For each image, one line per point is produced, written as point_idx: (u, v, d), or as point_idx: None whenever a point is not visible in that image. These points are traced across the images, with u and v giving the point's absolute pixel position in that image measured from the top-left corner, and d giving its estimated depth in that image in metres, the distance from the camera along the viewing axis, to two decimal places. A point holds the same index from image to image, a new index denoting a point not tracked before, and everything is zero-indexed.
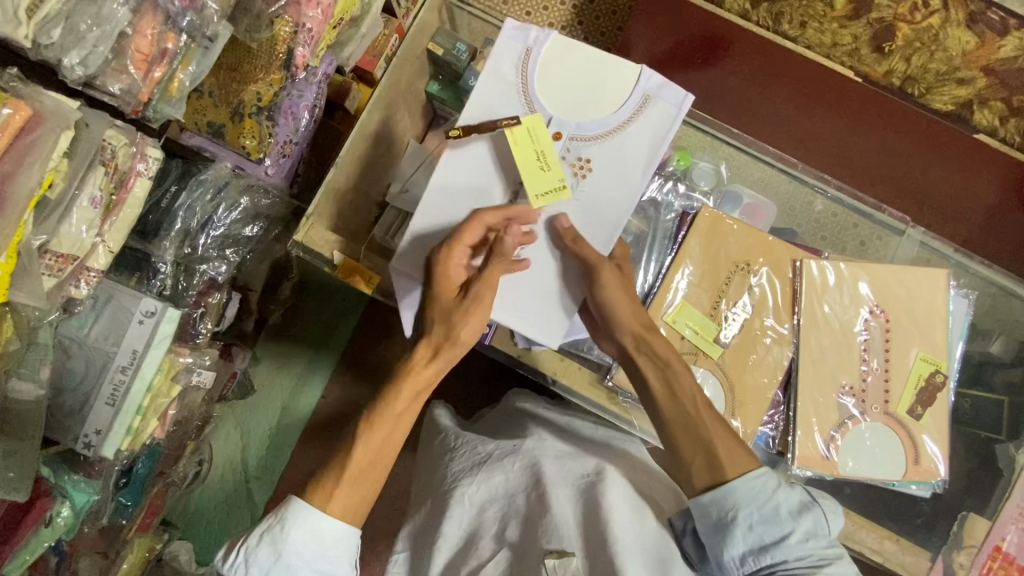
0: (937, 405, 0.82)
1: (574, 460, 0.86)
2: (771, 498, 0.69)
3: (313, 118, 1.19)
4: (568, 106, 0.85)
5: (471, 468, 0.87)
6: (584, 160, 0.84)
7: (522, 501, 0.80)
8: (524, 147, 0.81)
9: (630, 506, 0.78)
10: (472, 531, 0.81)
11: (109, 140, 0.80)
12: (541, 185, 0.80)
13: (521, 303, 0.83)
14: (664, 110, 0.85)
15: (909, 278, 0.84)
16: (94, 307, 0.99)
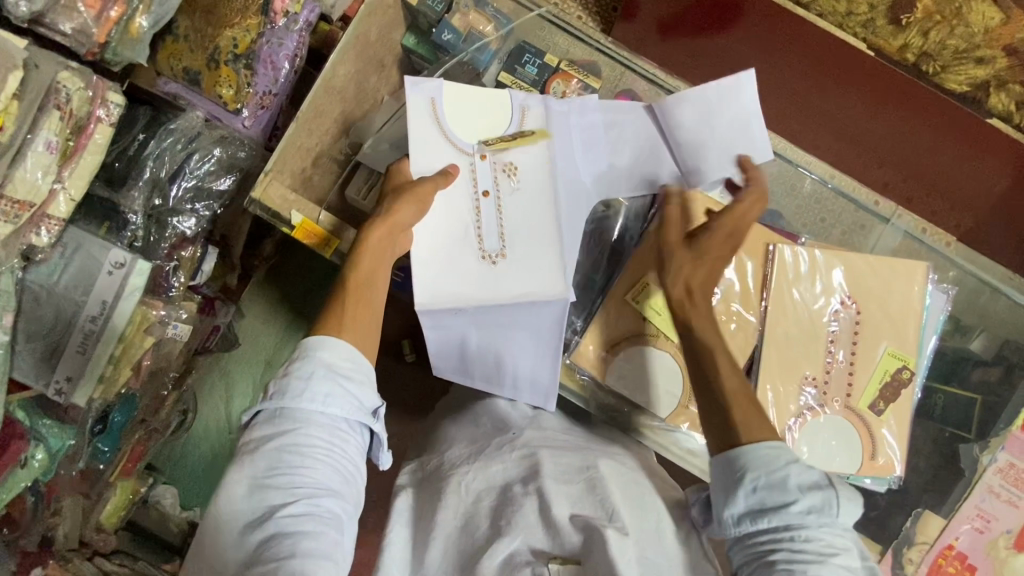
0: (900, 402, 0.74)
1: (569, 453, 0.81)
2: (783, 466, 0.61)
3: (295, 68, 1.13)
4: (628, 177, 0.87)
5: (469, 455, 0.83)
6: (508, 162, 0.81)
7: (517, 492, 0.75)
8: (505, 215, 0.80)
9: (627, 498, 0.75)
10: (466, 519, 0.76)
11: (62, 83, 0.78)
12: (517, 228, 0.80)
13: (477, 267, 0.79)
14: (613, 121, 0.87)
15: (884, 269, 0.76)
16: (64, 254, 0.98)
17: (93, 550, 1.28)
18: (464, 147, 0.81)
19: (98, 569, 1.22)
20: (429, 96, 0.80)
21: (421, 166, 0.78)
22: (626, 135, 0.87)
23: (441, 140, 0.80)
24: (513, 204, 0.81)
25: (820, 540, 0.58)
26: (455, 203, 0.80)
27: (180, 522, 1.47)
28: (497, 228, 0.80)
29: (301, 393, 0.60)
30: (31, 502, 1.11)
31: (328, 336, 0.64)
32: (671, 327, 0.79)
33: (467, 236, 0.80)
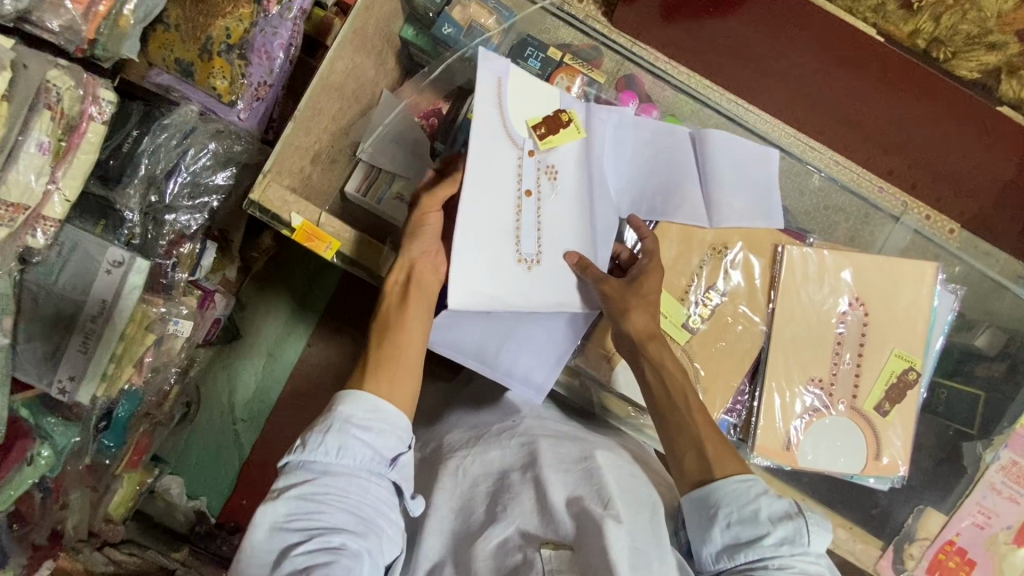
0: (906, 403, 0.74)
1: (567, 440, 0.76)
2: (754, 501, 0.62)
3: (290, 58, 1.11)
4: (666, 195, 0.79)
5: (466, 441, 0.79)
6: (550, 164, 0.74)
7: (514, 481, 0.72)
8: (545, 227, 0.73)
9: (628, 486, 0.71)
10: (463, 503, 0.73)
11: (52, 81, 0.76)
12: (555, 228, 0.74)
13: (520, 277, 0.72)
14: (647, 136, 0.80)
15: (893, 269, 0.75)
16: (60, 254, 0.96)
17: (103, 540, 1.29)
18: (515, 138, 0.73)
19: (106, 558, 1.22)
20: (496, 76, 0.72)
21: (468, 152, 0.70)
22: (665, 158, 0.80)
23: (495, 130, 0.72)
24: (553, 210, 0.74)
25: (794, 568, 0.58)
26: (496, 199, 0.72)
27: (186, 511, 1.49)
28: (536, 230, 0.73)
29: (319, 446, 0.60)
30: (39, 498, 1.13)
31: (351, 389, 0.63)
32: (678, 329, 0.74)
33: (505, 236, 0.72)
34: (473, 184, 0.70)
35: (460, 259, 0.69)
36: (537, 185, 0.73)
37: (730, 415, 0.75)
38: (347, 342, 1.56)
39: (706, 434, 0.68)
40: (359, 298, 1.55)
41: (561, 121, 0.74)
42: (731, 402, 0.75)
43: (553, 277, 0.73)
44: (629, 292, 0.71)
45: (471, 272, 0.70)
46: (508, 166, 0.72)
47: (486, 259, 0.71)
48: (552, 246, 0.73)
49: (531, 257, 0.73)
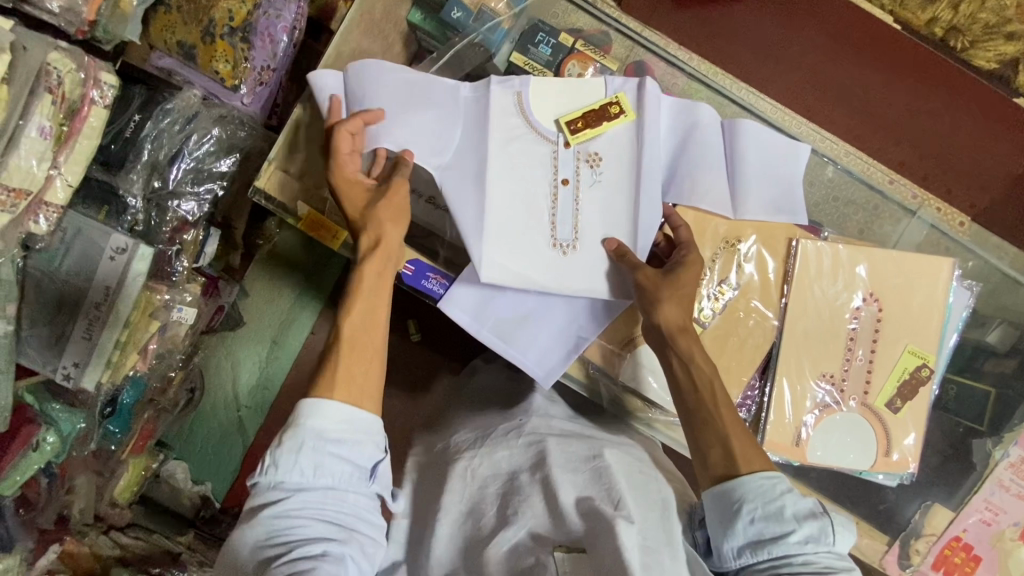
0: (918, 400, 0.74)
1: (576, 440, 0.77)
2: (778, 496, 0.62)
3: (293, 42, 1.07)
4: (696, 176, 0.77)
5: (474, 440, 0.79)
6: (593, 153, 0.78)
7: (524, 482, 0.72)
8: (580, 213, 0.77)
9: (636, 483, 0.71)
10: (472, 505, 0.73)
11: (52, 64, 0.74)
12: (587, 214, 0.77)
13: (552, 258, 0.77)
14: (677, 119, 0.79)
15: (908, 264, 0.74)
16: (64, 241, 0.96)
17: (109, 524, 1.30)
18: (547, 134, 0.78)
19: (114, 541, 1.25)
20: (516, 91, 0.78)
21: (499, 146, 0.77)
22: (695, 145, 0.78)
23: (526, 130, 0.78)
24: (592, 197, 0.77)
25: (817, 563, 0.60)
26: (531, 188, 0.77)
27: (191, 496, 1.51)
28: (573, 215, 0.77)
29: (292, 466, 0.60)
30: (45, 482, 1.13)
31: (318, 398, 0.62)
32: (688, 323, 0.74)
33: (541, 221, 0.77)
34: (502, 179, 0.77)
35: (491, 240, 0.75)
36: (576, 173, 0.77)
37: (740, 412, 0.75)
38: None
39: (721, 434, 0.67)
40: None
41: (606, 111, 0.77)
42: (741, 398, 0.74)
43: (587, 261, 0.77)
44: (664, 283, 0.71)
45: (503, 251, 0.76)
46: (544, 158, 0.78)
47: (521, 240, 0.77)
48: (586, 232, 0.77)
49: (565, 240, 0.77)
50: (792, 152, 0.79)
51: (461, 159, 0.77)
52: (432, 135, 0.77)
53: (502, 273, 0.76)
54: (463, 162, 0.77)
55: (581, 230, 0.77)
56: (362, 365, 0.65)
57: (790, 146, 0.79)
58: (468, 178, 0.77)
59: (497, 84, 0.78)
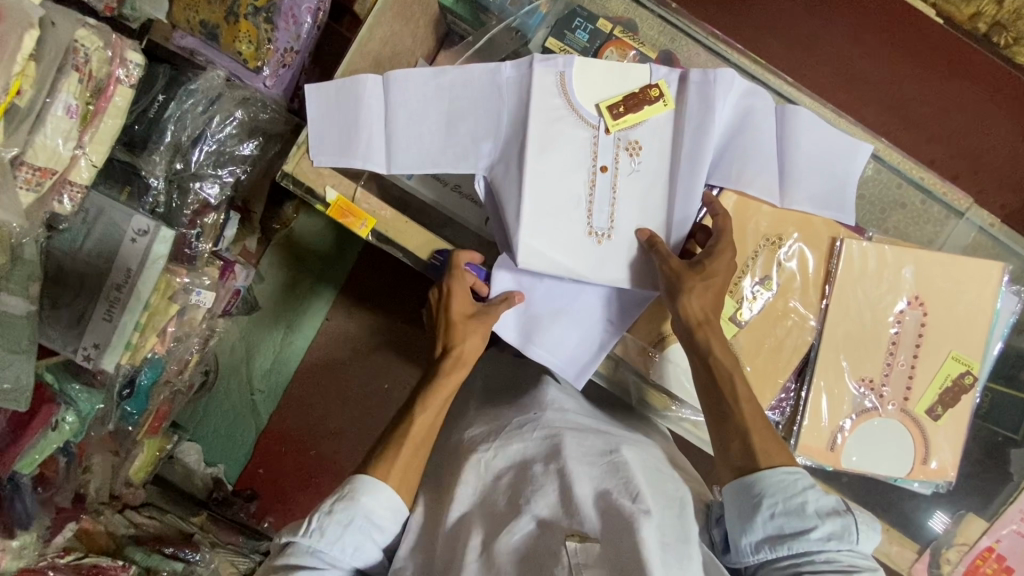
0: (960, 408, 0.72)
1: (592, 434, 0.74)
2: (799, 492, 0.61)
3: (318, 23, 1.06)
4: (745, 167, 0.74)
5: (488, 434, 0.78)
6: (633, 140, 0.75)
7: (538, 472, 0.70)
8: (618, 201, 0.75)
9: (651, 476, 0.70)
10: (484, 495, 0.71)
11: (80, 42, 0.73)
12: (625, 204, 0.75)
13: (586, 248, 0.75)
14: (736, 101, 0.75)
15: (958, 267, 0.72)
16: (86, 221, 0.95)
17: (124, 503, 1.32)
18: (588, 118, 0.75)
19: (128, 521, 1.28)
20: (559, 71, 0.75)
21: (538, 127, 0.74)
22: (747, 131, 0.75)
23: (566, 112, 0.75)
24: (630, 185, 0.75)
25: (841, 562, 0.58)
26: (569, 175, 0.75)
27: (204, 477, 1.53)
28: (609, 204, 0.75)
29: (338, 540, 0.64)
30: (63, 462, 1.13)
31: (370, 479, 0.67)
32: (726, 322, 0.72)
33: (576, 208, 0.75)
34: (541, 164, 0.74)
35: (524, 227, 0.73)
36: (615, 160, 0.75)
37: (773, 413, 0.74)
38: (365, 316, 1.56)
39: (756, 435, 0.65)
40: (381, 272, 1.54)
41: (645, 95, 0.75)
42: (776, 399, 0.73)
43: (620, 252, 0.75)
44: (692, 273, 0.68)
45: (538, 238, 0.74)
46: (582, 144, 0.75)
47: (554, 226, 0.74)
48: (622, 220, 0.75)
49: (601, 228, 0.75)
50: (847, 146, 0.77)
51: (494, 147, 0.76)
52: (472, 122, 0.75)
53: (537, 259, 0.74)
54: (502, 147, 0.76)
55: (617, 219, 0.75)
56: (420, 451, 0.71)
57: (846, 141, 0.77)
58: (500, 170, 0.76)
59: (539, 63, 0.75)
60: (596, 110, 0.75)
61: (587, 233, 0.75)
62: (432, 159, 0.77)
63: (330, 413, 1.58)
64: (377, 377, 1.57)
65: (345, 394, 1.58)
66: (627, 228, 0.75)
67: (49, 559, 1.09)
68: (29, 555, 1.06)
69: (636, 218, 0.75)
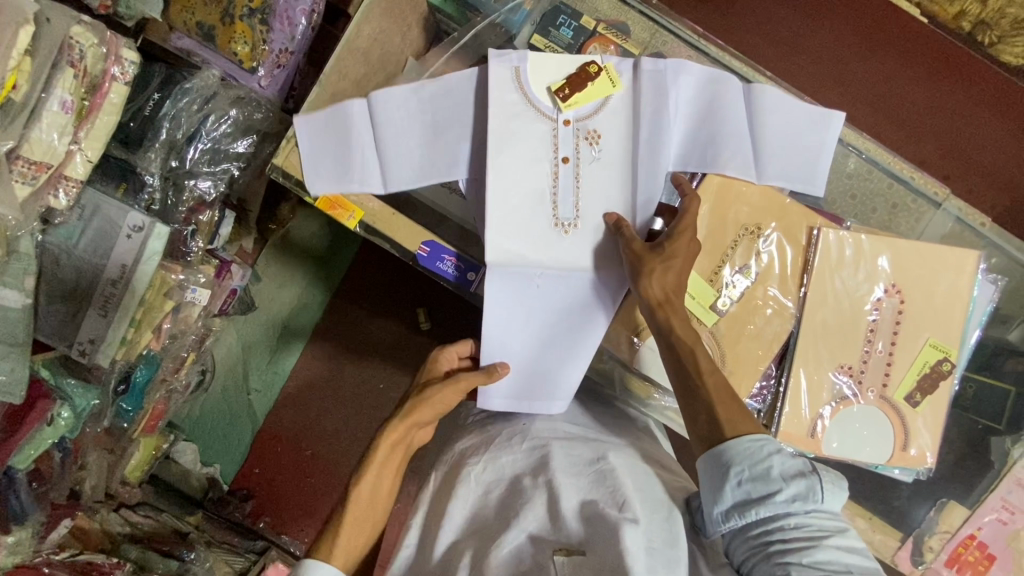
0: (938, 395, 0.73)
1: (580, 443, 0.76)
2: (765, 458, 0.62)
3: (312, 26, 1.07)
4: (712, 153, 0.76)
5: (478, 445, 0.79)
6: (591, 130, 0.78)
7: (527, 485, 0.71)
8: (588, 190, 0.78)
9: (642, 482, 0.70)
10: (476, 512, 0.72)
11: (75, 38, 0.75)
12: (593, 192, 0.78)
13: (553, 242, 0.78)
14: (695, 86, 0.77)
15: (933, 255, 0.73)
16: (81, 217, 0.97)
17: (120, 501, 1.32)
18: (546, 110, 0.78)
19: (124, 519, 1.29)
20: (514, 65, 0.77)
21: (501, 121, 0.77)
22: (715, 116, 0.77)
23: (524, 107, 0.78)
24: (593, 172, 0.78)
25: (811, 526, 0.60)
26: (533, 167, 0.78)
27: (199, 477, 1.54)
28: (573, 193, 0.78)
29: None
30: (58, 457, 1.13)
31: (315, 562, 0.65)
32: (706, 310, 0.73)
33: (541, 199, 0.78)
34: (502, 157, 0.77)
35: (490, 221, 0.77)
36: (575, 151, 0.78)
37: (755, 401, 0.75)
38: (360, 314, 1.57)
39: (736, 421, 0.66)
40: (377, 271, 1.56)
41: (586, 74, 0.77)
42: (756, 387, 0.74)
43: (587, 244, 0.78)
44: (665, 259, 0.70)
45: (508, 233, 0.77)
46: (544, 137, 0.78)
47: (517, 220, 0.78)
48: (592, 206, 0.78)
49: (569, 215, 0.78)
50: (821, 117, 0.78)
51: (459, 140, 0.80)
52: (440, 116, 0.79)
53: (506, 257, 0.77)
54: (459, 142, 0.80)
55: (585, 209, 0.78)
56: (377, 503, 0.71)
57: (818, 111, 0.78)
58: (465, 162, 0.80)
59: (495, 59, 0.77)
60: (551, 103, 0.78)
61: (558, 223, 0.78)
62: (410, 153, 0.79)
63: (325, 413, 1.58)
64: (371, 377, 1.58)
65: (339, 394, 1.58)
66: (598, 216, 0.78)
67: (45, 556, 1.10)
68: (25, 550, 1.08)
69: (602, 205, 0.78)
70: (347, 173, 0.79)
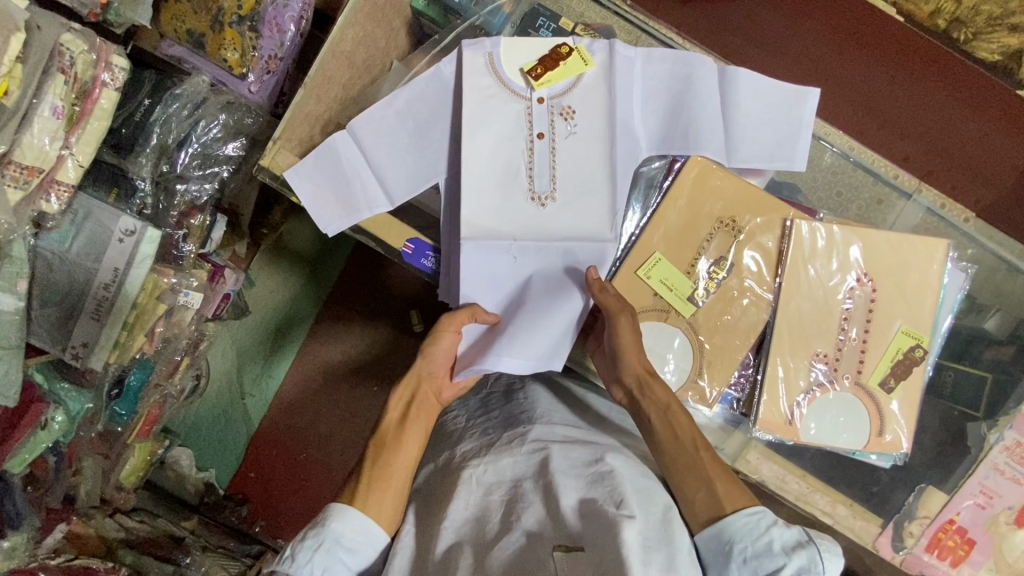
0: (911, 380, 0.75)
1: (579, 446, 0.70)
2: (764, 533, 0.62)
3: (301, 32, 1.09)
4: (678, 134, 0.80)
5: (478, 449, 0.74)
6: (566, 105, 0.80)
7: (528, 489, 0.66)
8: (567, 167, 0.79)
9: (643, 487, 0.65)
10: (476, 512, 0.66)
11: (66, 45, 0.77)
12: (570, 168, 0.79)
13: (524, 219, 0.79)
14: (667, 67, 0.80)
15: (905, 245, 0.75)
16: (73, 222, 0.98)
17: (115, 507, 1.33)
18: (518, 91, 0.80)
19: (119, 525, 1.28)
20: (487, 53, 0.79)
21: (478, 105, 0.79)
22: (687, 99, 0.80)
23: (499, 89, 0.79)
24: (570, 148, 0.79)
25: None
26: (508, 144, 0.79)
27: (196, 483, 1.53)
28: (549, 168, 0.79)
29: (307, 563, 0.63)
30: (53, 462, 1.15)
31: (343, 509, 0.66)
32: (684, 301, 0.76)
33: (518, 177, 0.79)
34: (478, 134, 0.78)
35: (466, 196, 0.78)
36: (551, 126, 0.79)
37: (733, 389, 0.78)
38: (353, 317, 1.59)
39: None
40: (368, 273, 1.58)
41: (558, 53, 0.79)
42: (734, 376, 0.77)
43: (561, 223, 0.78)
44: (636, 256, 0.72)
45: (484, 213, 0.78)
46: (518, 116, 0.80)
47: (493, 197, 0.79)
48: (569, 181, 0.79)
49: (542, 190, 0.79)
50: (790, 93, 0.81)
51: (437, 126, 0.82)
52: (419, 103, 0.81)
53: (484, 234, 0.77)
54: (437, 123, 0.82)
55: (561, 185, 0.79)
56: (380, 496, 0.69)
57: (791, 89, 0.81)
58: (445, 148, 0.82)
59: (467, 46, 0.79)
60: (525, 84, 0.80)
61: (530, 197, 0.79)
62: (396, 142, 0.81)
63: (320, 416, 1.59)
64: (366, 380, 1.59)
65: (335, 397, 1.59)
66: (576, 196, 0.79)
67: (41, 560, 1.10)
68: (20, 556, 1.08)
69: (576, 180, 0.79)
70: (356, 204, 0.81)
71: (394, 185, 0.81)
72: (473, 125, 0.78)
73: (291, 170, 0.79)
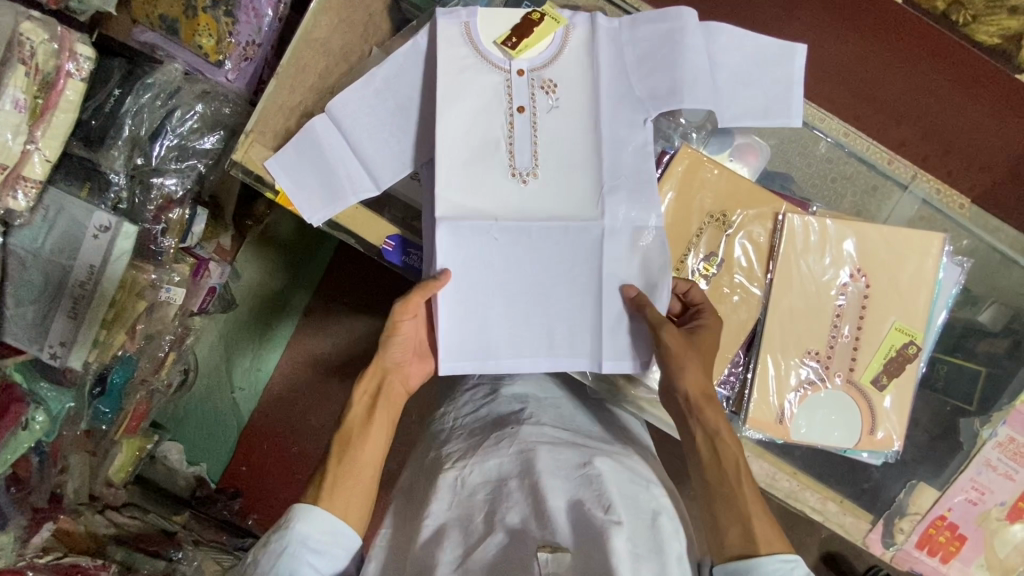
0: (904, 377, 0.74)
1: (568, 447, 0.69)
2: None
3: (279, 16, 1.05)
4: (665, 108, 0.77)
5: (463, 451, 0.72)
6: (547, 79, 0.77)
7: (513, 489, 0.64)
8: (554, 146, 0.76)
9: (632, 492, 0.64)
10: (460, 513, 0.65)
11: (25, 34, 0.75)
12: (561, 146, 0.76)
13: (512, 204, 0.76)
14: (658, 34, 0.76)
15: (897, 239, 0.73)
16: (46, 217, 0.95)
17: (105, 503, 1.29)
18: (497, 62, 0.76)
19: (109, 520, 1.25)
20: (463, 22, 0.76)
21: (458, 82, 0.76)
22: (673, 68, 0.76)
23: (476, 60, 0.76)
24: (551, 122, 0.76)
25: None
26: (484, 118, 0.76)
27: (187, 477, 1.51)
28: (530, 143, 0.76)
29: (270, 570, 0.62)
30: (36, 462, 1.13)
31: (304, 510, 0.65)
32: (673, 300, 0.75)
33: (496, 152, 0.76)
34: (453, 108, 0.75)
35: (452, 177, 0.75)
36: (533, 103, 0.76)
37: (723, 388, 0.76)
38: (341, 311, 1.56)
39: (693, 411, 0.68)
40: (354, 265, 1.55)
41: (531, 21, 0.76)
42: (725, 374, 0.76)
43: (543, 205, 0.76)
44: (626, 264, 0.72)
45: (462, 195, 0.75)
46: (496, 88, 0.76)
47: (473, 178, 0.76)
48: (556, 158, 0.76)
49: (518, 170, 0.76)
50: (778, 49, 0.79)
51: (416, 104, 0.79)
52: (400, 81, 0.78)
53: (465, 218, 0.75)
54: (409, 101, 0.79)
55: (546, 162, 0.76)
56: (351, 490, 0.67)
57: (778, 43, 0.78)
58: (418, 126, 0.79)
59: (444, 17, 0.76)
60: (504, 56, 0.77)
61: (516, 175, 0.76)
62: (370, 121, 0.78)
63: (310, 409, 1.58)
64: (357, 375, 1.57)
65: (325, 390, 1.58)
66: (565, 175, 0.76)
67: (29, 559, 1.06)
68: (8, 554, 1.06)
69: (567, 159, 0.76)
70: (339, 191, 0.78)
71: (382, 170, 0.79)
72: (448, 98, 0.75)
73: (274, 162, 0.77)
